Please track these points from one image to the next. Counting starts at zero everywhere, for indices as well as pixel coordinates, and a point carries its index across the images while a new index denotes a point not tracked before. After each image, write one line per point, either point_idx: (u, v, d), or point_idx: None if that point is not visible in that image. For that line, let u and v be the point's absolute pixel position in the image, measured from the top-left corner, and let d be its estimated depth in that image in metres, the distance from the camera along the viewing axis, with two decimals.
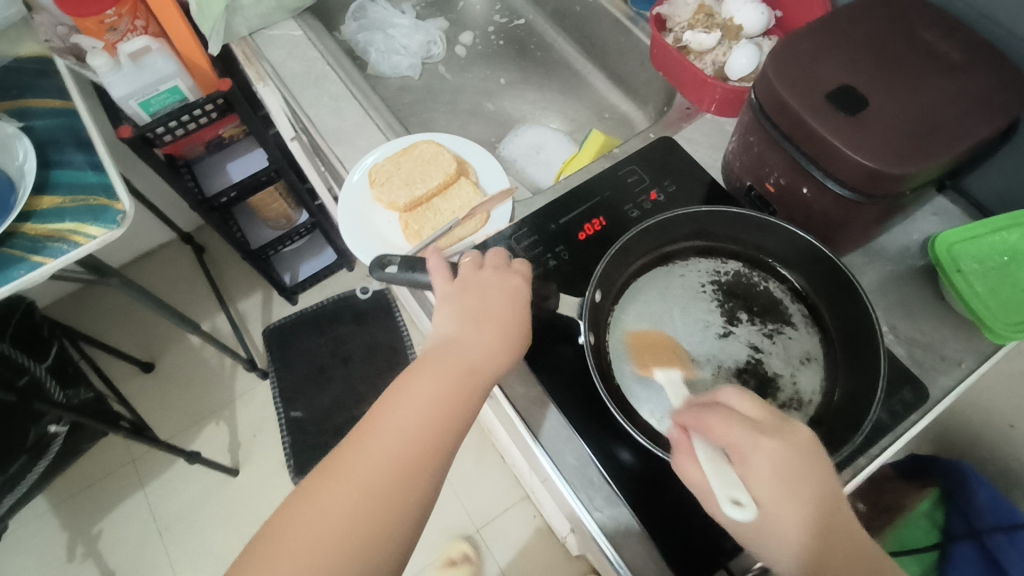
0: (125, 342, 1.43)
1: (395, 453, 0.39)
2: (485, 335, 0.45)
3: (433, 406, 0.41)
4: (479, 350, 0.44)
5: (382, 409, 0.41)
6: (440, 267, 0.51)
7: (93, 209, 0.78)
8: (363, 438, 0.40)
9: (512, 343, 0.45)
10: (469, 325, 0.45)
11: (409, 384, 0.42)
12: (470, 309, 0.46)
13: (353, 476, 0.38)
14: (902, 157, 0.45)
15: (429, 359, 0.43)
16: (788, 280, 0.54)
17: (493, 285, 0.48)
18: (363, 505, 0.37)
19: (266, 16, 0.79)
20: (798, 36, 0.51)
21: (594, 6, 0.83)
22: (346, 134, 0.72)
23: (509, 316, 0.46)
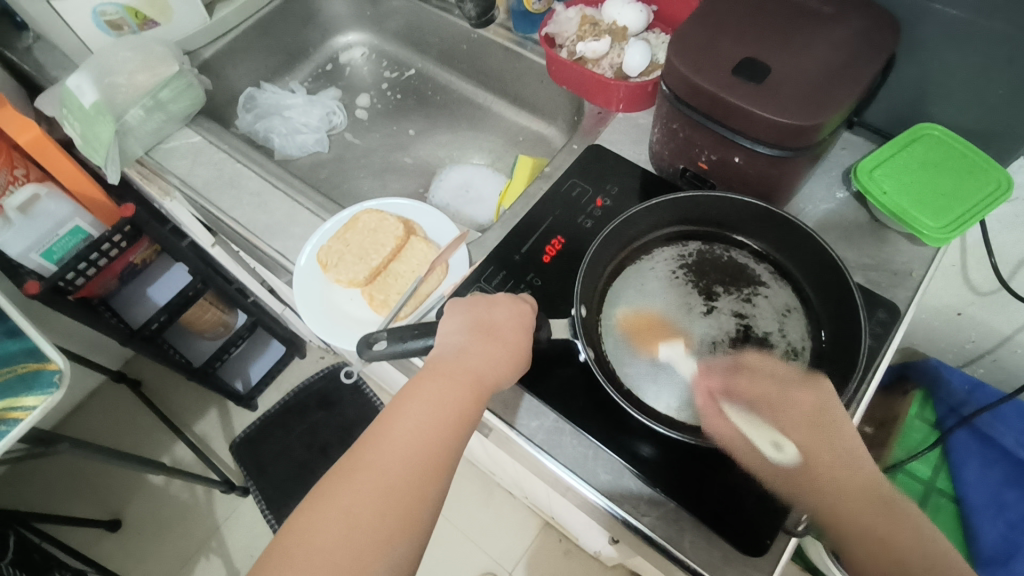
0: (80, 507, 1.31)
1: (410, 453, 0.44)
2: (492, 347, 0.49)
3: (444, 413, 0.46)
4: (485, 360, 0.48)
5: (400, 413, 0.46)
6: (427, 328, 0.50)
7: (24, 379, 0.72)
8: (384, 436, 0.45)
9: (506, 361, 0.49)
10: (475, 339, 0.49)
11: (423, 392, 0.47)
12: (478, 324, 0.50)
13: (367, 484, 0.43)
14: (812, 109, 0.49)
15: (441, 368, 0.48)
16: (748, 245, 0.57)
17: (494, 305, 0.51)
18: (384, 499, 0.43)
19: (158, 131, 0.77)
20: (690, 26, 0.55)
21: (478, 40, 0.86)
22: (278, 225, 0.70)
23: (506, 336, 0.50)
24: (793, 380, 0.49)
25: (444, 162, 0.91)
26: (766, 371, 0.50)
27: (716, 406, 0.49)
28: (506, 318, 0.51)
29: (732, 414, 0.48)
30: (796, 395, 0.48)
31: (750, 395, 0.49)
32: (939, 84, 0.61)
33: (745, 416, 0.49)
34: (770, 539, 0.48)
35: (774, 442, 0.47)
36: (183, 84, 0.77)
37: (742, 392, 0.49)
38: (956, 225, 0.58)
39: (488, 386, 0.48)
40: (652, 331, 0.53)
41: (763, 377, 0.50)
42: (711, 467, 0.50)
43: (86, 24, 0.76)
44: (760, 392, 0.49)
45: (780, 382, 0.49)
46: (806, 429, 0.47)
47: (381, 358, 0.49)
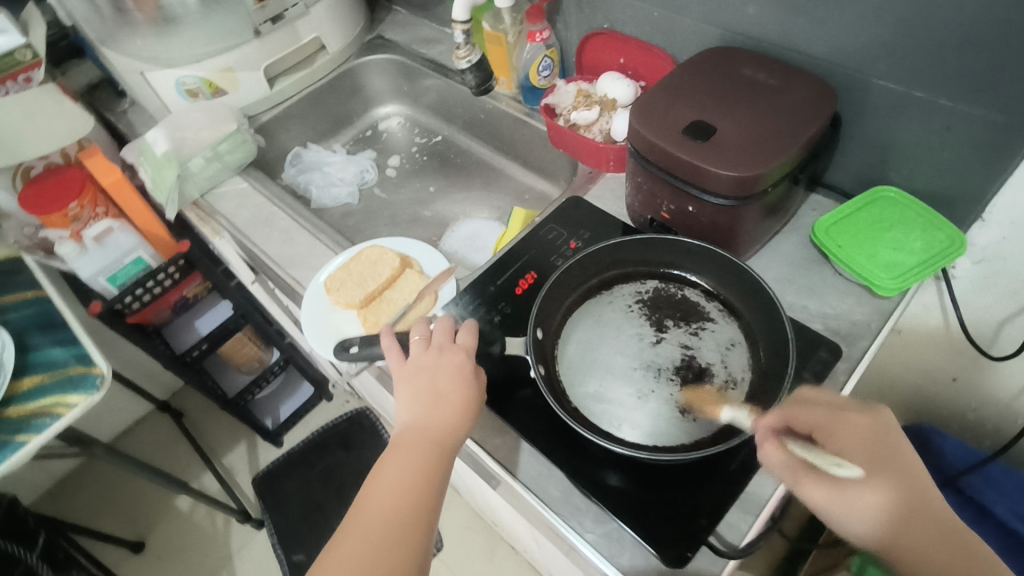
0: (111, 525, 1.40)
1: (390, 517, 0.47)
2: (440, 406, 0.51)
3: (413, 476, 0.49)
4: (440, 421, 0.50)
5: (376, 483, 0.49)
6: (397, 336, 0.57)
7: (73, 380, 0.83)
8: (364, 507, 0.48)
9: (462, 416, 0.51)
10: (424, 405, 0.51)
11: (390, 463, 0.49)
12: (421, 388, 0.52)
13: (353, 554, 0.45)
14: (749, 163, 0.56)
15: (402, 438, 0.50)
16: (700, 284, 0.62)
17: (442, 366, 0.53)
18: (371, 567, 0.45)
19: (214, 178, 0.90)
20: (651, 94, 0.63)
21: (494, 112, 0.98)
22: (299, 257, 0.80)
23: (457, 394, 0.51)
24: (845, 408, 0.46)
25: (458, 215, 1.01)
26: (817, 401, 0.47)
27: (776, 435, 0.45)
28: (451, 379, 0.52)
29: (795, 446, 0.43)
30: (845, 420, 0.46)
31: (804, 427, 0.46)
32: (895, 152, 0.65)
33: (680, 436, 0.52)
34: (693, 552, 0.50)
35: (837, 463, 0.41)
36: (239, 139, 0.91)
37: (794, 423, 0.46)
38: (907, 276, 0.61)
39: (447, 438, 0.50)
40: (704, 395, 0.54)
41: (815, 406, 0.47)
42: (650, 485, 0.53)
43: (169, 91, 0.92)
44: (811, 422, 0.46)
45: (828, 411, 0.46)
46: (866, 458, 0.44)
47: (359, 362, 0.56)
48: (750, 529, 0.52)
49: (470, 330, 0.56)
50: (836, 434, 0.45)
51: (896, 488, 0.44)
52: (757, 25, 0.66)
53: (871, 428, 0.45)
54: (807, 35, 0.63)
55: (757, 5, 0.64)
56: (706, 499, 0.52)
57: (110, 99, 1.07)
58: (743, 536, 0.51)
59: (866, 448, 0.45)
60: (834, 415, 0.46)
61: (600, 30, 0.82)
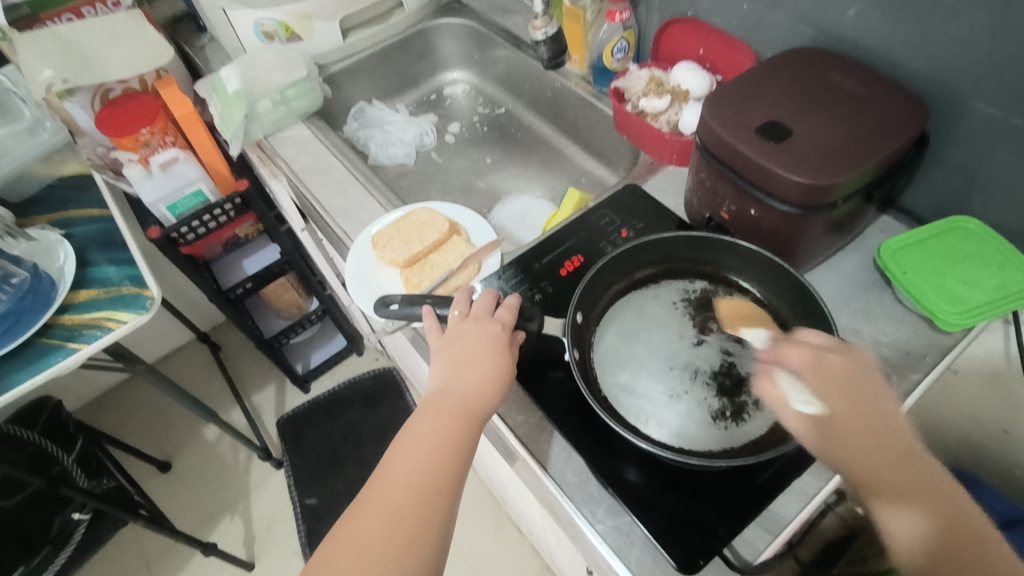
0: (142, 443, 1.47)
1: (412, 482, 0.45)
2: (472, 374, 0.50)
3: (439, 442, 0.47)
4: (473, 388, 0.49)
5: (399, 450, 0.47)
6: (437, 300, 0.57)
7: (125, 298, 0.86)
8: (386, 472, 0.46)
9: (490, 384, 0.50)
10: (455, 373, 0.50)
11: (417, 429, 0.48)
12: (454, 358, 0.51)
13: (372, 519, 0.44)
14: (822, 171, 0.53)
15: (430, 405, 0.49)
16: (751, 291, 0.60)
17: (474, 334, 0.52)
18: (389, 533, 0.43)
19: (279, 122, 0.92)
20: (727, 88, 0.61)
21: (562, 90, 0.96)
22: (351, 210, 0.81)
23: (487, 361, 0.51)
24: (833, 348, 0.48)
25: (510, 190, 1.00)
26: (812, 343, 0.49)
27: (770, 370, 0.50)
28: (481, 345, 0.51)
29: (784, 378, 0.49)
30: (830, 361, 0.47)
31: (800, 364, 0.48)
32: (982, 182, 0.61)
33: (708, 442, 0.51)
34: (705, 560, 0.49)
35: (804, 402, 0.47)
36: (306, 87, 0.92)
37: (790, 360, 0.49)
38: (975, 314, 0.58)
39: (477, 407, 0.49)
40: (745, 315, 0.58)
41: (846, 354, 0.48)
42: (667, 486, 0.52)
43: (247, 31, 0.93)
44: (806, 360, 0.48)
45: (824, 352, 0.48)
46: (838, 398, 0.46)
47: (398, 317, 0.57)
48: (767, 549, 0.50)
49: (513, 306, 0.55)
50: (829, 381, 0.47)
51: (934, 506, 0.43)
52: (853, 29, 0.63)
53: (854, 372, 0.47)
54: (906, 45, 0.59)
55: (858, 7, 0.61)
56: (724, 510, 0.51)
57: (191, 33, 1.09)
58: (759, 553, 0.49)
59: (903, 465, 0.44)
60: (828, 351, 0.48)
61: (682, 18, 0.80)
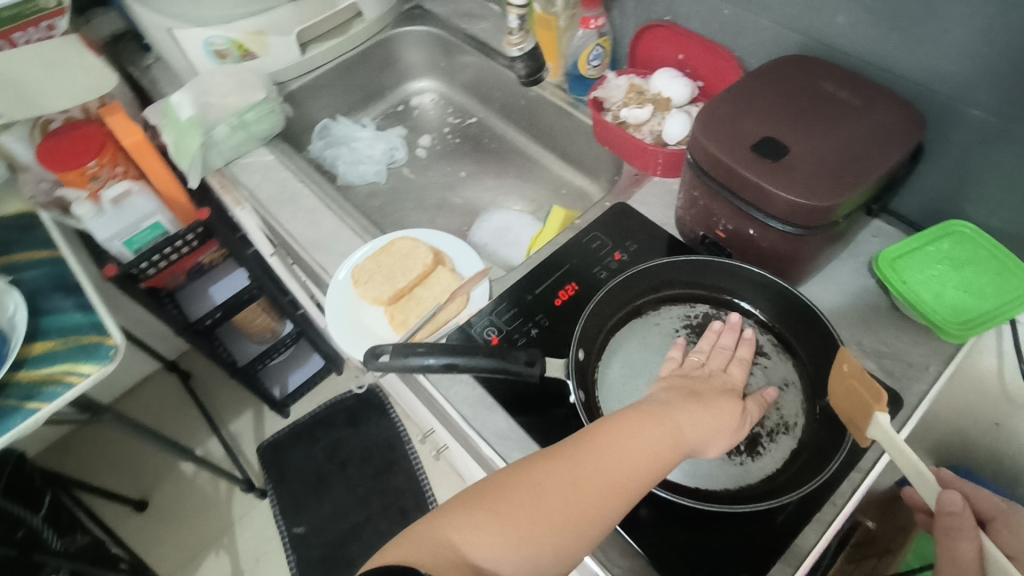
0: (115, 483, 1.40)
1: (611, 470, 0.44)
2: (697, 408, 0.48)
3: (647, 452, 0.45)
4: (687, 422, 0.47)
5: (607, 432, 0.46)
6: (430, 347, 0.52)
7: (85, 349, 0.80)
8: (593, 447, 0.45)
9: (708, 428, 0.47)
10: (680, 398, 0.49)
11: (631, 424, 0.46)
12: (682, 388, 0.50)
13: (554, 476, 0.44)
14: (823, 190, 0.51)
15: (650, 409, 0.47)
16: (753, 314, 0.58)
17: (712, 380, 0.51)
18: (566, 495, 0.43)
19: (239, 147, 0.86)
20: (718, 103, 0.59)
21: (537, 99, 0.93)
22: (324, 241, 0.77)
23: (717, 401, 0.49)
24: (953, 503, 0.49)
25: (488, 204, 0.97)
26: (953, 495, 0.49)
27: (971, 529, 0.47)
28: (717, 388, 0.50)
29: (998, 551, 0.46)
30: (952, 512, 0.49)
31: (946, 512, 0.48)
32: (974, 186, 0.61)
33: (725, 480, 0.49)
34: None
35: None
36: (265, 109, 0.86)
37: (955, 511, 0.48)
38: (973, 323, 0.57)
39: (680, 448, 0.46)
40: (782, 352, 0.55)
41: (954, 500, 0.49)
42: (684, 525, 0.50)
43: (197, 52, 0.87)
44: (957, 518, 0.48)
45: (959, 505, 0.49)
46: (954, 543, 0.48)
47: (397, 369, 0.52)
48: None
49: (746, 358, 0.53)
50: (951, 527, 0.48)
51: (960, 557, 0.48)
52: (842, 35, 0.61)
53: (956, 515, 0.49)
54: (897, 50, 0.58)
55: (845, 13, 0.59)
56: (744, 548, 0.49)
57: (134, 52, 1.02)
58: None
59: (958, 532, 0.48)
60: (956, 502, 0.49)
61: (660, 22, 0.77)
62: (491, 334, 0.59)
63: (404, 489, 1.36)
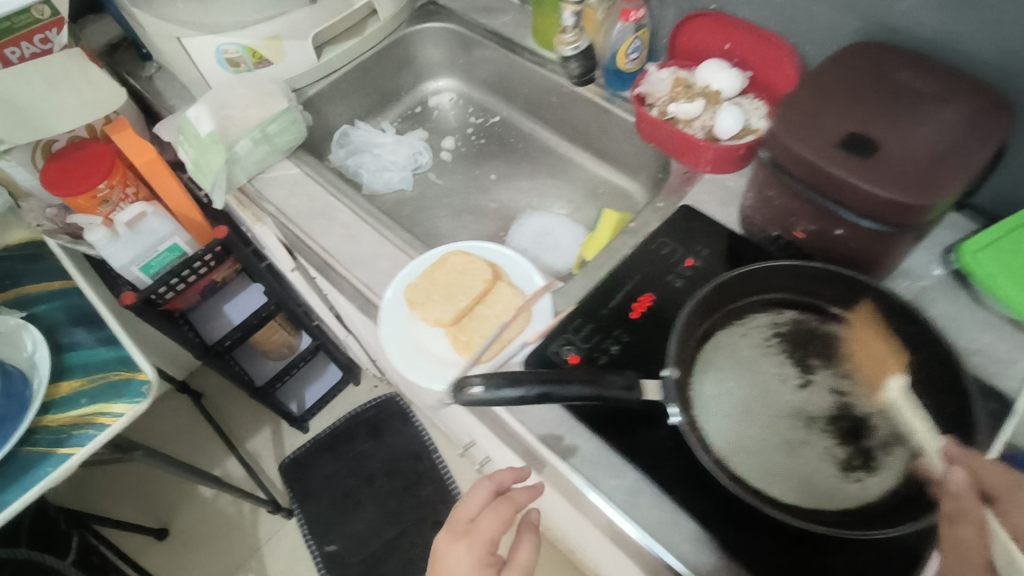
0: (132, 511, 1.35)
1: None
2: (455, 570, 0.52)
3: None
4: (469, 561, 0.52)
5: (442, 575, 0.52)
6: (524, 378, 0.48)
7: (116, 386, 0.75)
8: None
9: (520, 551, 0.55)
10: (479, 533, 0.54)
11: (460, 557, 0.53)
12: (472, 536, 0.54)
13: None
14: (922, 188, 0.49)
15: (468, 534, 0.54)
16: (845, 318, 0.56)
17: (490, 516, 0.55)
18: None
19: (262, 161, 0.81)
20: (793, 97, 0.56)
21: (568, 96, 0.90)
22: (364, 256, 0.72)
23: (482, 539, 0.54)
24: None
25: (523, 207, 0.93)
26: None
27: None
28: (489, 526, 0.54)
29: None
30: None
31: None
32: None
33: (843, 498, 0.47)
34: None
35: None
36: (288, 119, 0.81)
37: None
38: None
39: None
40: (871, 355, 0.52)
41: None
42: (797, 546, 0.49)
43: (208, 60, 0.82)
44: None
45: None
46: None
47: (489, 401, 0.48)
48: None
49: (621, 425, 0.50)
50: None
51: None
52: (911, 20, 0.58)
53: None
54: (973, 34, 0.55)
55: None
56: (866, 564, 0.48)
57: (133, 61, 0.96)
58: None
59: None
60: None
61: (705, 11, 0.74)
62: (569, 353, 0.56)
63: (434, 500, 1.32)
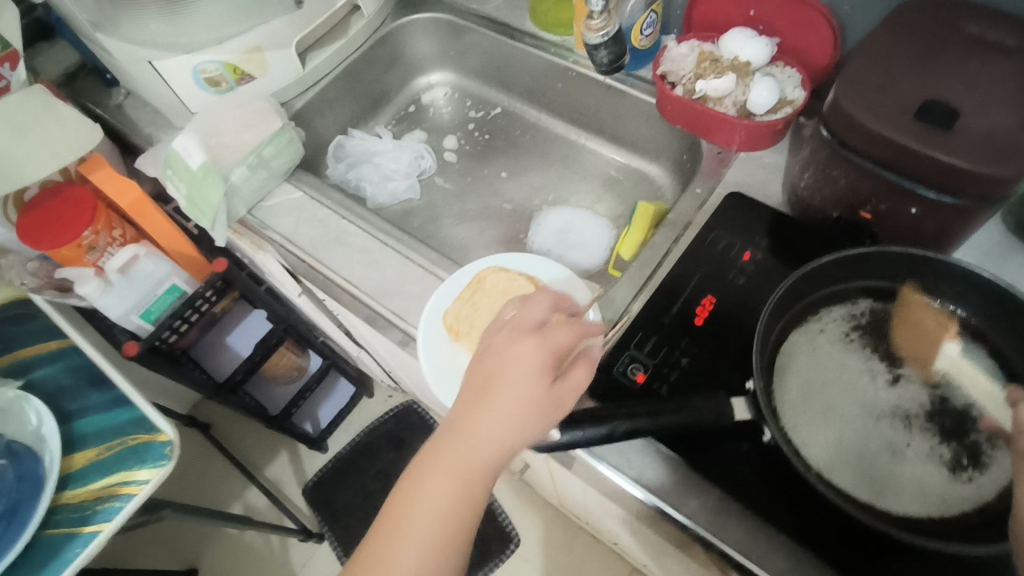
0: (156, 557, 1.30)
1: (493, 449, 0.43)
2: (496, 414, 0.43)
3: (518, 413, 0.42)
4: (513, 393, 0.42)
5: (484, 395, 0.43)
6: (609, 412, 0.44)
7: (137, 451, 0.69)
8: (479, 414, 0.43)
9: (573, 364, 0.44)
10: (521, 350, 0.43)
11: (503, 395, 0.43)
12: (505, 362, 0.43)
13: (436, 488, 0.43)
14: (1012, 157, 0.44)
15: (494, 352, 0.45)
16: (925, 301, 0.52)
17: (533, 347, 0.43)
18: (447, 510, 0.43)
19: (260, 189, 0.75)
20: (855, 65, 0.51)
21: (576, 81, 0.84)
22: (392, 285, 0.67)
23: (529, 360, 0.43)
24: None
25: (538, 204, 0.88)
26: None
27: None
28: (535, 348, 0.43)
29: None
30: None
31: None
32: None
33: (958, 502, 0.44)
34: None
35: None
36: (285, 139, 0.75)
37: None
38: None
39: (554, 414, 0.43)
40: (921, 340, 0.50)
41: None
42: (911, 559, 0.45)
43: (185, 81, 0.74)
44: None
45: None
46: None
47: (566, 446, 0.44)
48: None
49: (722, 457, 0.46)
50: None
51: None
52: None
53: None
54: None
55: None
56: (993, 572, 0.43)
57: (99, 90, 0.88)
58: None
59: None
60: None
61: None
62: (636, 371, 0.52)
63: None
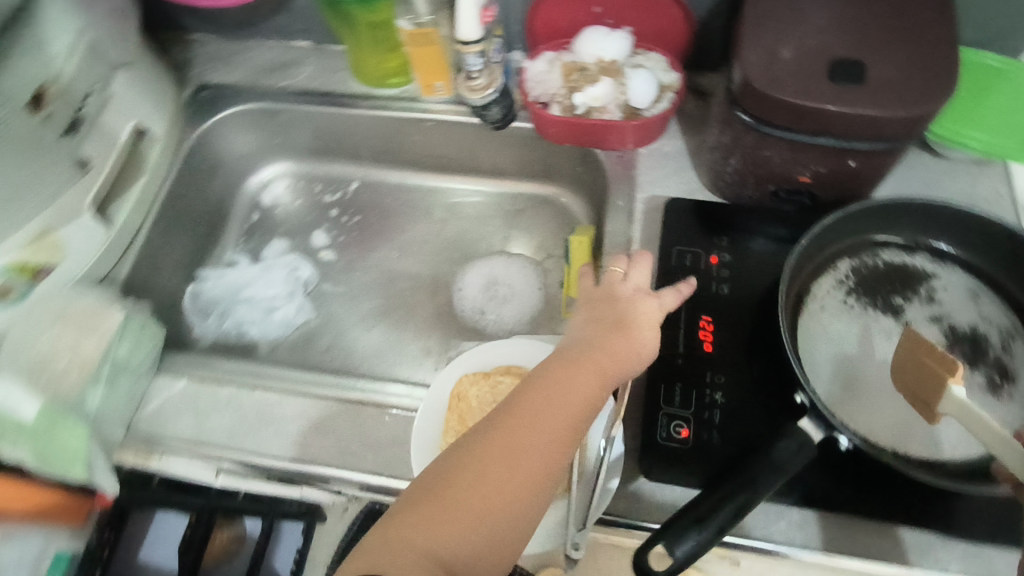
0: None
1: (613, 368, 0.46)
2: (629, 344, 0.47)
3: (637, 344, 0.48)
4: (636, 332, 0.48)
5: (613, 329, 0.48)
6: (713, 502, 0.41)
7: None
8: (608, 340, 0.47)
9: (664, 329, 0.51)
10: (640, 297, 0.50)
11: (630, 330, 0.48)
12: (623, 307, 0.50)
13: (560, 396, 0.44)
14: (929, 95, 0.45)
15: (619, 298, 0.51)
16: (890, 241, 0.54)
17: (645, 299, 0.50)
18: (560, 417, 0.43)
19: (131, 397, 0.58)
20: (751, 41, 0.49)
21: (435, 129, 0.76)
22: (355, 442, 0.56)
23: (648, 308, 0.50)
24: None
25: (449, 268, 0.79)
26: None
27: None
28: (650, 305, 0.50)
29: None
30: None
31: None
32: None
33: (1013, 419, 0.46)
34: None
35: None
36: (136, 328, 0.60)
37: None
38: None
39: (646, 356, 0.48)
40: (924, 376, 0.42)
41: None
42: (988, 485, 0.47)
43: None
44: None
45: None
46: None
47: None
48: None
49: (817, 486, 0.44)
50: None
51: None
52: None
53: None
54: None
55: None
56: None
57: None
58: None
59: None
60: None
61: None
62: (679, 428, 0.49)
63: None
